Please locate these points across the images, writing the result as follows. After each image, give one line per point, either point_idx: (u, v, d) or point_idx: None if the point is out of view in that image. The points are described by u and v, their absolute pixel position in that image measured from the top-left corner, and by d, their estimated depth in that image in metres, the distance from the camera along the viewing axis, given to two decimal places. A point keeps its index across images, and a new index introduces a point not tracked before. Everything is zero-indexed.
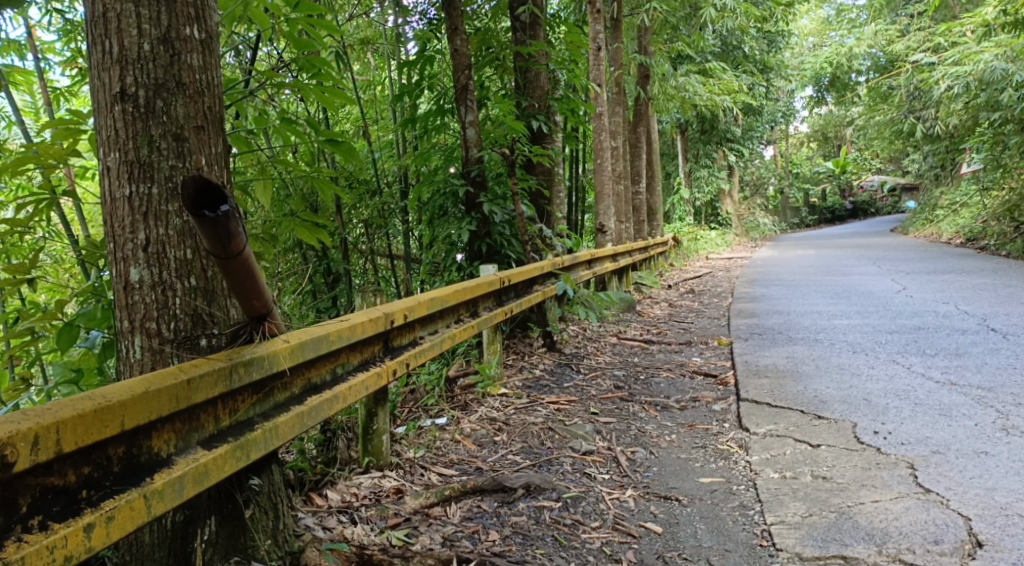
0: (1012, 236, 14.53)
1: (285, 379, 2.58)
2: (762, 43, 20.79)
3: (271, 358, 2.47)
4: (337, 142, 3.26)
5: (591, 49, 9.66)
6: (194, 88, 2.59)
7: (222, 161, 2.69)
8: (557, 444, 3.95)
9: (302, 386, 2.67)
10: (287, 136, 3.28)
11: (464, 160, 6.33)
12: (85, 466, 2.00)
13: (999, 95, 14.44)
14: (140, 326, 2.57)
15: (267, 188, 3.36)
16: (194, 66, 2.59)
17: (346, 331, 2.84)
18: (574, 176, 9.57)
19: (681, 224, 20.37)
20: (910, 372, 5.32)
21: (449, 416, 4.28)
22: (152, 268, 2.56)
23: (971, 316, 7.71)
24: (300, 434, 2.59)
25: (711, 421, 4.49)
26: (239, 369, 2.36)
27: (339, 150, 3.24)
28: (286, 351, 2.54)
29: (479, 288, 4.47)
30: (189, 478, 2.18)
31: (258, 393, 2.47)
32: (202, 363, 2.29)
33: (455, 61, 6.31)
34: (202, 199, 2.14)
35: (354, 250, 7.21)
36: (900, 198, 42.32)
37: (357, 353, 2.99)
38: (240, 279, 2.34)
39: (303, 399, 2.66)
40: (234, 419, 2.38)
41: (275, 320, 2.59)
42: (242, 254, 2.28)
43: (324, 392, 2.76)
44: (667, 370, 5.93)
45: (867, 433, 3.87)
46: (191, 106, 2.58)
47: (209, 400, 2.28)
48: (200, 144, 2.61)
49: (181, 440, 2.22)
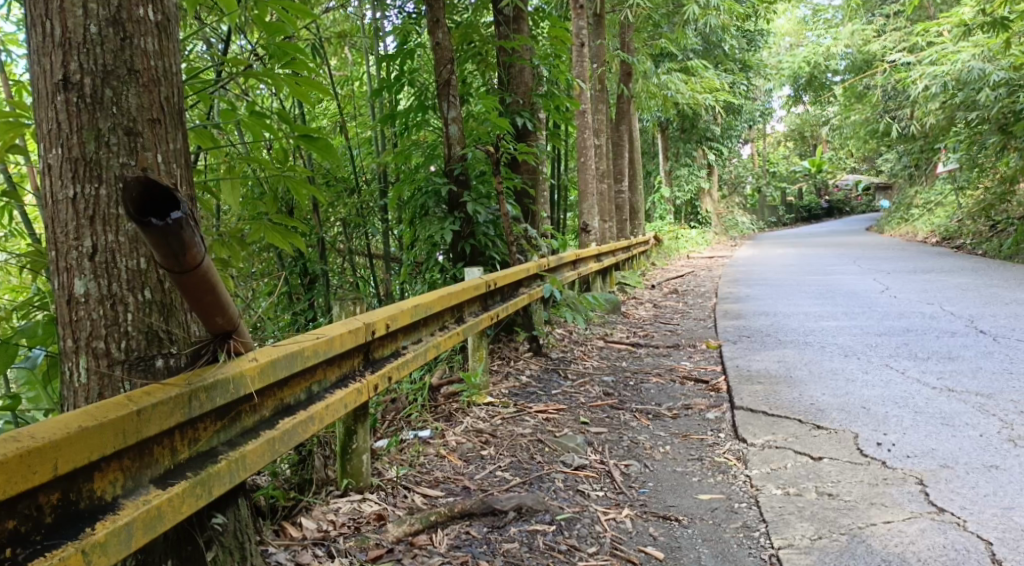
0: (989, 235, 14.57)
1: (253, 402, 2.36)
2: (742, 41, 20.75)
3: (237, 380, 2.26)
4: (311, 136, 3.04)
5: (574, 45, 9.50)
6: (148, 76, 2.36)
7: (182, 158, 2.48)
8: (547, 458, 3.75)
9: (273, 408, 2.45)
10: (257, 131, 3.04)
11: (446, 158, 6.12)
12: (11, 519, 1.77)
13: (976, 94, 14.47)
14: (85, 346, 2.34)
15: (235, 186, 3.11)
16: (149, 52, 2.37)
17: (323, 346, 2.63)
18: (557, 174, 9.39)
19: (661, 223, 20.27)
20: (906, 377, 5.18)
21: (433, 428, 4.07)
22: (100, 279, 2.32)
23: (959, 317, 7.62)
24: (271, 462, 2.37)
25: (706, 431, 4.32)
26: (200, 396, 2.14)
27: (314, 146, 3.01)
28: (254, 371, 2.33)
29: (465, 293, 4.27)
30: (138, 524, 1.96)
31: (223, 418, 2.26)
32: (155, 391, 2.08)
33: (437, 55, 6.09)
34: (149, 203, 1.93)
35: (333, 250, 6.95)
36: (875, 197, 42.76)
37: (335, 368, 2.78)
38: (197, 292, 2.13)
39: (275, 423, 2.44)
40: (194, 450, 2.16)
41: (242, 337, 2.38)
42: (199, 265, 2.08)
43: (299, 413, 2.54)
44: (656, 375, 5.75)
45: (870, 444, 3.71)
46: (145, 97, 2.36)
47: (164, 432, 2.06)
48: (155, 139, 2.38)
49: (130, 480, 1.99)
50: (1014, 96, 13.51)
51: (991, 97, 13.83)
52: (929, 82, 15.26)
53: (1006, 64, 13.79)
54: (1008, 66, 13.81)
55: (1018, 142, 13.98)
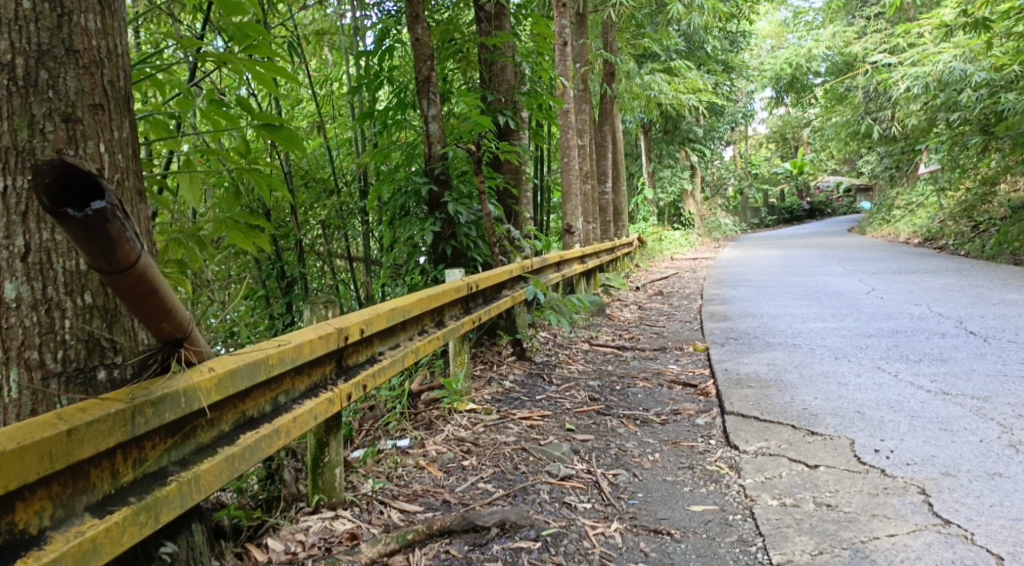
0: (971, 236, 14.57)
1: (209, 417, 2.19)
2: (725, 43, 20.73)
3: (189, 393, 2.08)
4: (273, 125, 2.82)
5: (557, 44, 9.38)
6: (89, 57, 2.23)
7: (127, 147, 2.36)
8: (531, 468, 3.58)
9: (233, 422, 2.28)
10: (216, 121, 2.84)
11: (427, 157, 5.95)
12: None
13: (958, 95, 14.48)
14: (16, 357, 2.15)
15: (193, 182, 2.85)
16: (90, 30, 2.24)
17: (291, 353, 2.45)
18: (541, 174, 9.24)
19: (644, 224, 20.17)
20: (898, 380, 5.05)
21: (412, 437, 3.90)
22: (33, 283, 2.15)
23: (947, 318, 7.52)
24: (228, 482, 2.20)
25: (696, 438, 4.16)
26: (145, 412, 1.97)
27: (278, 135, 2.81)
28: (210, 382, 2.15)
29: (445, 295, 4.09)
30: (67, 559, 1.78)
31: (174, 435, 2.09)
32: (94, 406, 1.90)
33: (417, 52, 5.92)
34: (64, 191, 1.73)
35: (311, 252, 6.77)
36: (856, 200, 42.95)
37: (305, 377, 2.60)
38: (135, 294, 1.95)
39: (235, 438, 2.26)
40: (139, 472, 1.99)
41: (196, 343, 2.20)
42: (132, 263, 1.88)
43: (262, 426, 2.37)
44: (643, 379, 5.60)
45: (867, 451, 3.56)
46: (85, 79, 2.23)
47: (101, 453, 1.88)
48: (96, 126, 2.25)
49: (60, 508, 1.82)
50: (995, 97, 13.53)
51: (973, 97, 13.81)
52: (911, 84, 15.22)
53: (987, 65, 13.81)
54: (989, 67, 13.82)
55: (1000, 143, 13.95)
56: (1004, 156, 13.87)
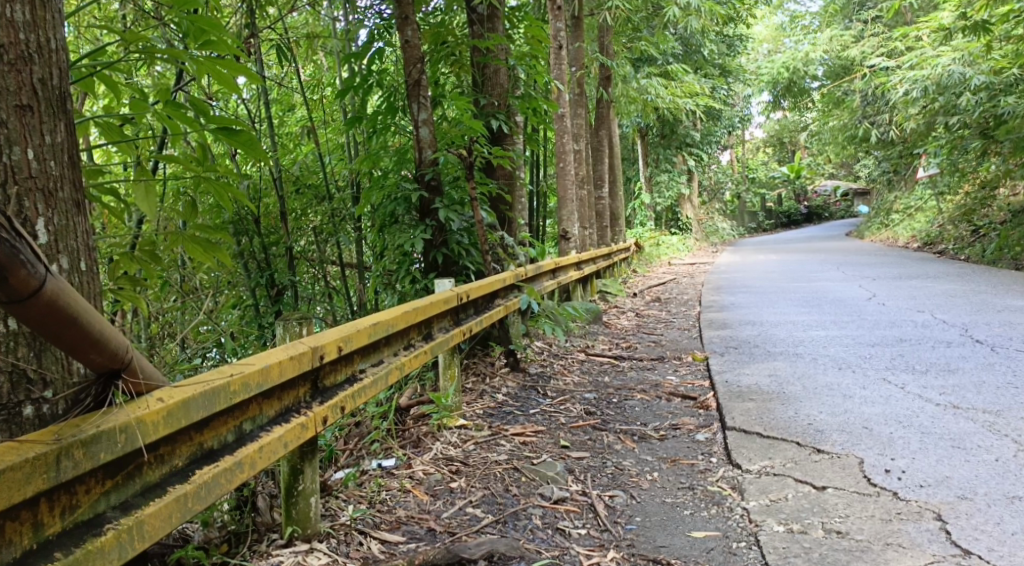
0: (971, 240, 14.40)
1: (156, 453, 2.06)
2: (722, 46, 20.59)
3: (128, 430, 1.95)
4: (230, 127, 2.61)
5: (552, 47, 9.23)
6: (15, 52, 2.12)
7: (62, 154, 2.22)
8: (523, 490, 3.41)
9: (186, 457, 2.14)
10: (171, 125, 2.62)
11: (417, 162, 5.79)
12: None
13: (957, 99, 14.32)
14: None
15: (149, 190, 2.63)
16: (16, 22, 2.14)
17: (254, 378, 2.30)
18: (536, 180, 9.07)
19: (641, 229, 19.98)
20: (905, 393, 4.87)
21: (398, 456, 3.72)
22: None
23: (952, 326, 7.34)
24: (179, 524, 2.06)
25: (696, 456, 3.98)
26: (72, 454, 1.84)
27: (236, 140, 2.59)
28: (155, 415, 2.02)
29: (434, 307, 3.91)
30: None
31: (113, 476, 1.95)
32: (14, 450, 1.78)
33: (406, 54, 5.75)
34: None
35: (302, 260, 6.58)
36: (852, 204, 42.89)
37: (272, 403, 2.45)
38: (48, 324, 1.88)
39: (189, 475, 2.13)
40: (69, 521, 1.86)
41: (136, 374, 2.10)
42: (34, 288, 1.82)
43: (221, 460, 2.23)
44: (640, 391, 5.41)
45: (876, 471, 3.39)
46: (11, 77, 2.12)
47: (20, 503, 1.75)
48: (24, 130, 2.13)
49: None
50: (995, 101, 13.39)
51: (972, 101, 13.67)
52: (909, 87, 15.01)
53: (987, 67, 13.55)
54: (988, 71, 13.48)
55: (1000, 147, 13.79)
56: (1004, 160, 13.70)
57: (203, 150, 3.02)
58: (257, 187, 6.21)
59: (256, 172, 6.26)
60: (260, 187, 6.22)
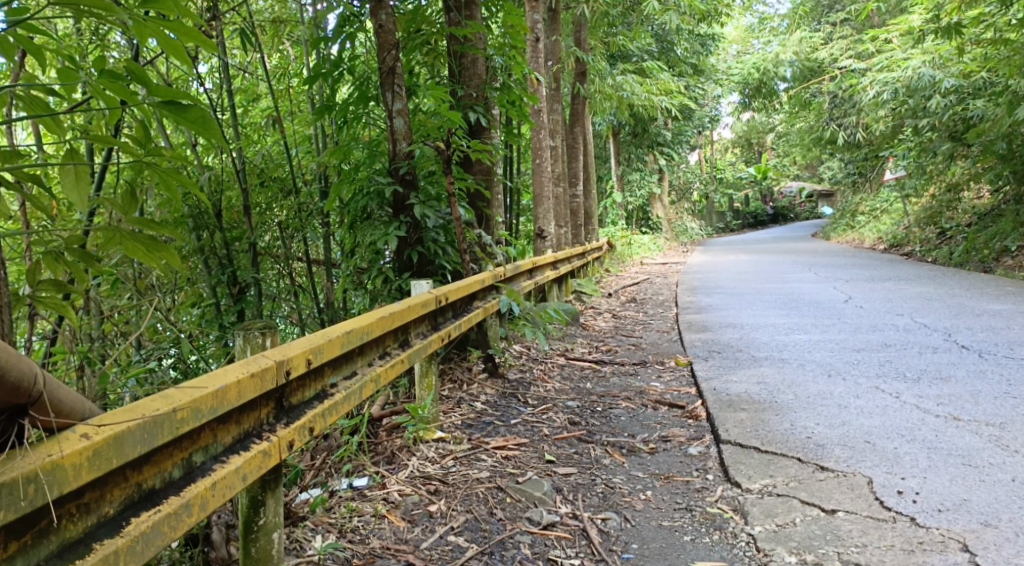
0: (937, 243, 14.27)
1: (79, 502, 1.76)
2: (696, 45, 20.43)
3: (35, 477, 1.66)
4: (179, 103, 2.25)
5: (530, 40, 8.96)
6: None
7: None
8: (509, 514, 3.20)
9: (119, 503, 1.84)
10: (108, 101, 2.25)
11: (391, 155, 5.46)
12: None
13: (926, 102, 13.88)
14: None
15: (79, 178, 2.31)
16: None
17: (203, 403, 2.00)
18: (511, 177, 8.78)
19: (613, 227, 19.77)
20: (901, 402, 4.59)
21: (370, 475, 3.46)
22: None
23: (935, 330, 7.16)
24: None
25: (691, 472, 3.71)
26: None
27: (186, 117, 2.25)
28: (76, 458, 1.73)
29: (411, 311, 3.61)
30: None
31: (21, 536, 1.67)
32: None
33: (380, 40, 5.41)
34: None
35: (267, 255, 6.21)
36: (817, 205, 43.18)
37: (229, 430, 2.14)
38: None
39: (122, 525, 1.83)
40: None
41: (50, 411, 1.75)
42: None
43: (164, 503, 1.92)
44: (625, 399, 5.14)
45: (890, 492, 3.15)
46: None
47: None
48: None
49: None
50: (964, 104, 13.42)
51: (942, 104, 13.50)
52: (880, 89, 14.93)
53: (956, 71, 13.37)
54: (958, 74, 13.29)
55: (969, 150, 13.79)
56: (973, 163, 13.71)
57: (143, 130, 2.65)
58: (219, 179, 5.83)
59: (219, 163, 5.86)
60: (223, 179, 5.82)
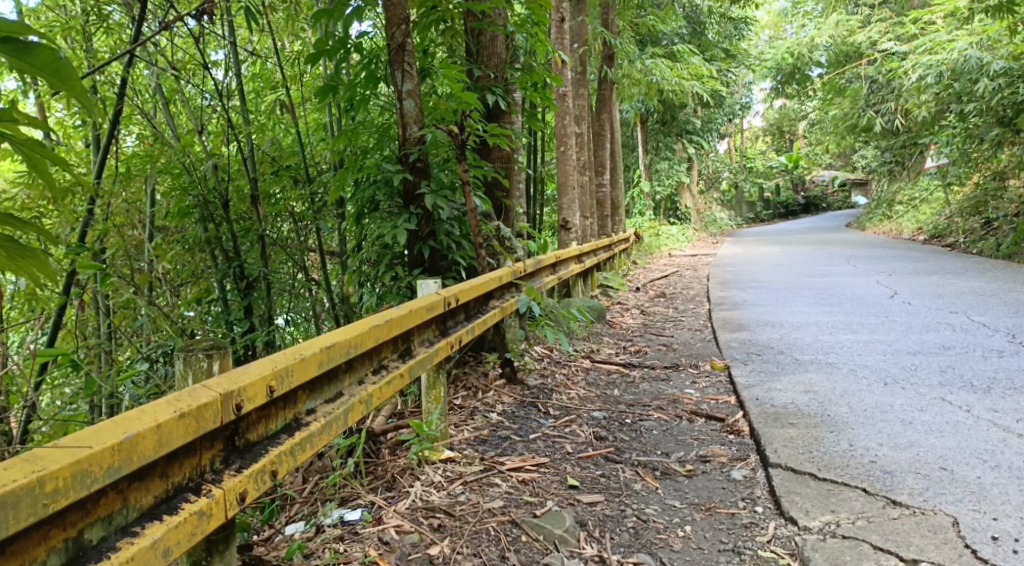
0: (982, 233, 13.51)
1: None
2: (727, 28, 19.67)
3: None
4: (19, 43, 2.00)
5: (554, 20, 8.47)
6: None
7: None
8: (524, 558, 2.77)
9: None
10: None
11: (401, 140, 4.98)
12: None
13: (972, 85, 13.14)
14: None
15: None
16: None
17: (89, 468, 1.82)
18: (534, 166, 8.26)
19: (640, 218, 19.13)
20: (974, 418, 4.03)
21: (364, 507, 3.04)
22: None
23: (996, 330, 6.54)
24: None
25: (736, 502, 3.20)
26: None
27: (32, 59, 2.01)
28: None
29: (413, 316, 3.14)
30: None
31: None
32: None
33: (390, 13, 4.90)
34: None
35: (276, 250, 5.70)
36: (850, 195, 41.96)
37: (148, 491, 1.96)
38: None
39: None
40: None
41: None
42: None
43: None
44: (657, 409, 4.63)
45: (982, 539, 2.74)
46: None
47: None
48: None
49: None
50: (1014, 88, 12.44)
51: (989, 88, 12.65)
52: (922, 73, 14.15)
53: (1005, 53, 12.62)
54: (1007, 56, 12.56)
55: (1017, 136, 12.98)
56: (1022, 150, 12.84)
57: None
58: (225, 169, 5.36)
59: (227, 151, 5.38)
60: (229, 167, 5.35)
